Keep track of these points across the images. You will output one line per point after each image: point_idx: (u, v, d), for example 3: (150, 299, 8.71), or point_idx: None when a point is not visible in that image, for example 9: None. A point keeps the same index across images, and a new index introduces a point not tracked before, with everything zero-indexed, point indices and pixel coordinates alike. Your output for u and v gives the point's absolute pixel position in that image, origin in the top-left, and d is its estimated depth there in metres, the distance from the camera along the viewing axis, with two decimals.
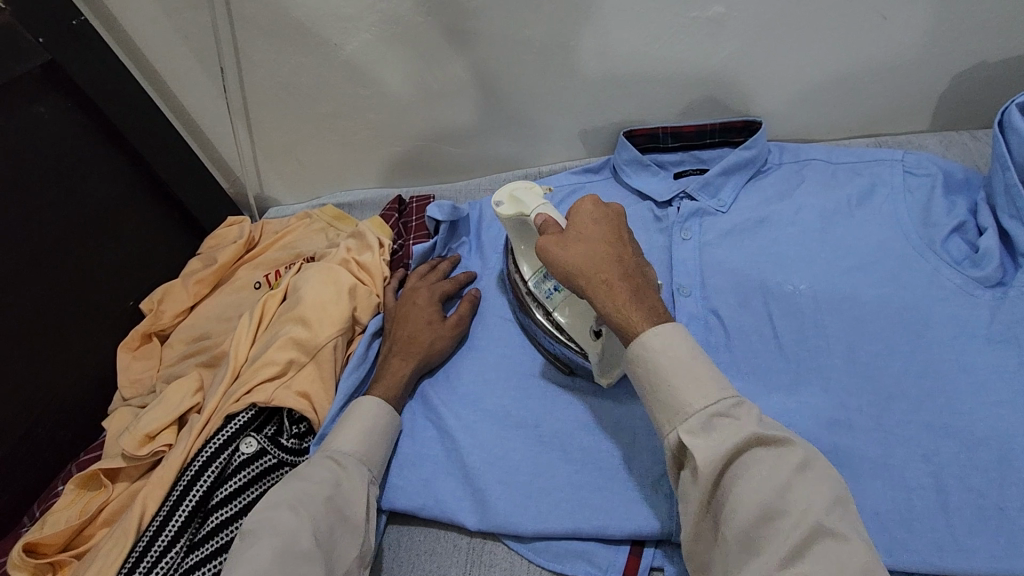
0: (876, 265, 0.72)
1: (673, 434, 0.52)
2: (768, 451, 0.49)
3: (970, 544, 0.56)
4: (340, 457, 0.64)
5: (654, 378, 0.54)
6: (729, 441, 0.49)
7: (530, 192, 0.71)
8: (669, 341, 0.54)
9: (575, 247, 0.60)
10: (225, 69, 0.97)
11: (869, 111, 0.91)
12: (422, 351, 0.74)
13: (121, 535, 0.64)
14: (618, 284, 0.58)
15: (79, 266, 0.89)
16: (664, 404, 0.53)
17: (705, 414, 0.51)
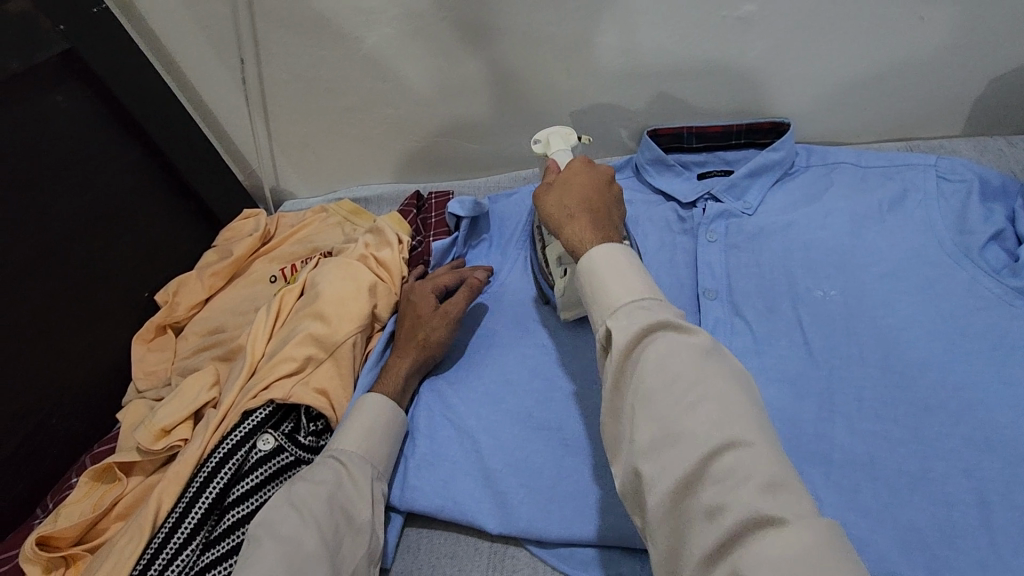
0: (908, 272, 0.69)
1: (603, 326, 0.50)
2: (675, 333, 0.46)
3: (1016, 565, 0.49)
4: (342, 456, 0.63)
5: (590, 280, 0.53)
6: (643, 323, 0.47)
7: (562, 139, 0.77)
8: (612, 255, 0.53)
9: (552, 193, 0.65)
10: (244, 61, 0.95)
11: (906, 113, 0.87)
12: (418, 346, 0.72)
13: (137, 531, 0.63)
14: (579, 217, 0.61)
15: (95, 256, 0.89)
16: (596, 298, 0.52)
17: (632, 303, 0.49)
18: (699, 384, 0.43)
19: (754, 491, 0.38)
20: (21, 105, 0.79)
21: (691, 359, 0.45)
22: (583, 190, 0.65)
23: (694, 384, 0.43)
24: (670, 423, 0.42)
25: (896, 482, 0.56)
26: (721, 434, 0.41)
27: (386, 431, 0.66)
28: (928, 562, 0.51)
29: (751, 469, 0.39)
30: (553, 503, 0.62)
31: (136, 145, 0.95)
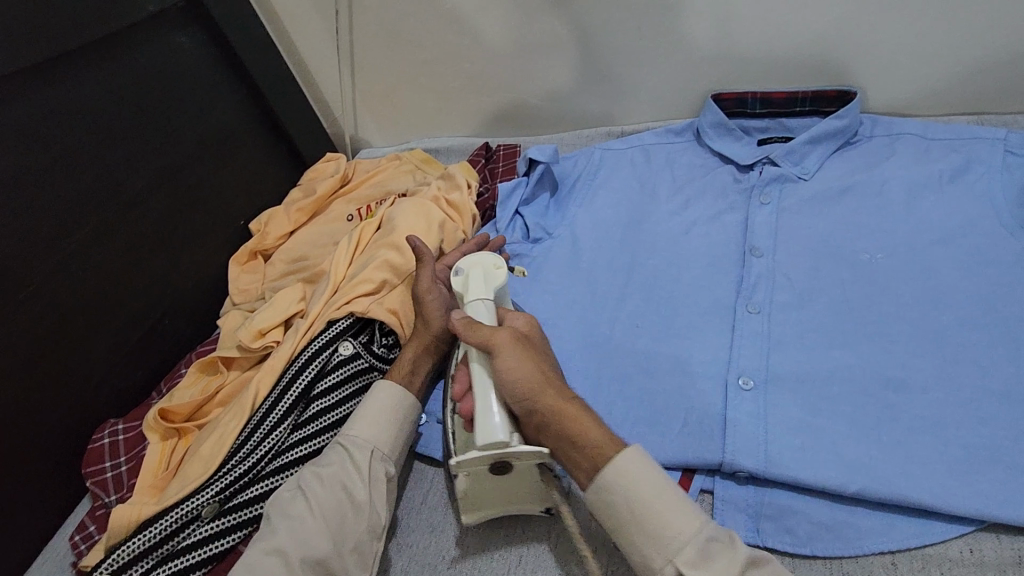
0: (957, 240, 0.70)
1: (672, 565, 0.50)
2: (722, 560, 0.49)
3: (1015, 496, 0.53)
4: (348, 440, 0.64)
5: (630, 502, 0.53)
6: (727, 573, 0.48)
7: (488, 280, 0.67)
8: (640, 463, 0.54)
9: (512, 361, 0.58)
10: (340, 13, 1.05)
11: (983, 88, 0.85)
12: (425, 334, 0.73)
13: (239, 410, 0.74)
14: (569, 403, 0.58)
15: (209, 181, 1.02)
16: (653, 536, 0.52)
17: (701, 542, 0.50)
18: None
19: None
20: (155, 42, 0.93)
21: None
22: (540, 351, 0.63)
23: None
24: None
25: (910, 424, 0.58)
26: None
27: (394, 418, 0.66)
28: (937, 491, 0.54)
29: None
30: None
31: (243, 86, 1.07)
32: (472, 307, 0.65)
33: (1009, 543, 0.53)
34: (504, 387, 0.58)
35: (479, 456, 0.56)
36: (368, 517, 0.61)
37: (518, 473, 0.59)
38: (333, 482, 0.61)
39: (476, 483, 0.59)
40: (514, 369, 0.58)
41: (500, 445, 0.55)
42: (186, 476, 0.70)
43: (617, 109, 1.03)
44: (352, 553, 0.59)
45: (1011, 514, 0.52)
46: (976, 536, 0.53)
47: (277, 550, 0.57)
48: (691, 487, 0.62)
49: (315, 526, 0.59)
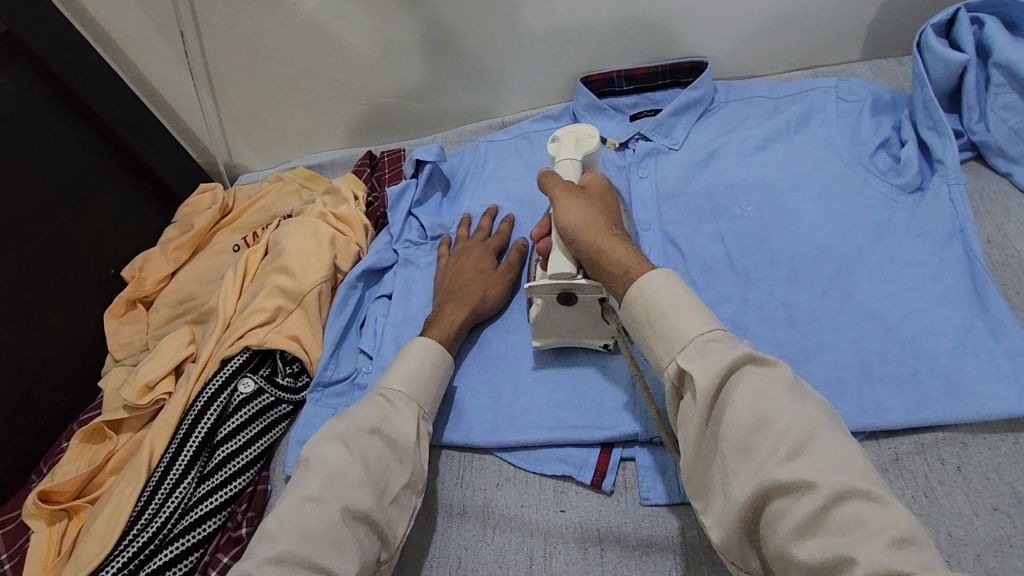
0: (811, 182, 0.76)
1: (672, 363, 0.51)
2: (758, 370, 0.47)
3: (889, 403, 0.59)
4: (390, 394, 0.62)
5: (646, 310, 0.53)
6: (720, 363, 0.47)
7: (582, 145, 0.69)
8: (664, 278, 0.53)
9: (569, 207, 0.61)
10: (185, 35, 0.97)
11: (811, 44, 0.94)
12: (477, 297, 0.72)
13: (134, 474, 0.68)
14: (611, 238, 0.58)
15: (59, 235, 0.92)
16: (664, 338, 0.52)
17: (699, 340, 0.49)
18: (799, 424, 0.44)
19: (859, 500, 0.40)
20: None
21: (776, 395, 0.46)
22: (609, 213, 0.62)
23: (790, 422, 0.44)
24: (768, 467, 0.43)
25: (793, 355, 0.64)
26: (836, 479, 0.41)
27: (433, 377, 0.65)
28: None
29: (868, 517, 0.40)
30: (510, 416, 0.68)
31: (86, 125, 0.96)
32: (561, 165, 0.68)
33: (886, 444, 0.58)
34: (561, 228, 0.60)
35: (548, 285, 0.61)
36: (411, 464, 0.59)
37: (581, 305, 0.63)
38: (376, 434, 0.59)
39: (547, 311, 0.65)
40: (564, 212, 0.60)
41: (567, 276, 0.60)
42: (81, 558, 0.64)
43: (494, 99, 1.03)
44: (392, 504, 0.57)
45: (884, 420, 0.58)
46: (861, 445, 0.59)
47: (312, 499, 0.55)
48: (610, 461, 0.63)
49: (356, 477, 0.56)
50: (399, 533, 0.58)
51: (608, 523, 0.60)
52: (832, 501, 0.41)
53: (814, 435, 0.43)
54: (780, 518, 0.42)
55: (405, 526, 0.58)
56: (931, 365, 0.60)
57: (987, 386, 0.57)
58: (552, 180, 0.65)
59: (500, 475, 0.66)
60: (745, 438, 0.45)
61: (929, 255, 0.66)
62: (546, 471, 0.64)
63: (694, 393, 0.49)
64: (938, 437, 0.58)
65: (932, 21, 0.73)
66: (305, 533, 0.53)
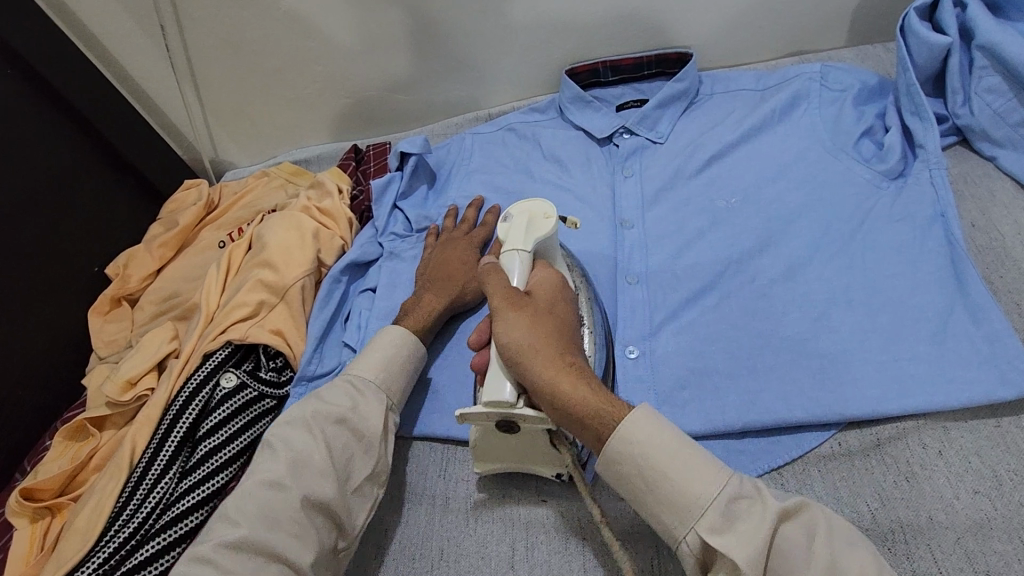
0: (796, 171, 0.75)
1: (695, 533, 0.46)
2: (794, 525, 0.45)
3: (870, 391, 0.58)
4: (359, 382, 0.63)
5: (639, 462, 0.49)
6: (759, 528, 0.44)
7: (532, 233, 0.63)
8: (645, 421, 0.49)
9: (517, 330, 0.54)
10: (166, 28, 0.97)
11: (796, 31, 0.93)
12: (457, 289, 0.72)
13: (116, 470, 0.68)
14: (567, 372, 0.52)
15: (41, 233, 0.91)
16: (671, 502, 0.47)
17: (723, 502, 0.46)
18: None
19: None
20: None
21: (829, 553, 0.43)
22: (566, 329, 0.57)
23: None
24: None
25: (776, 345, 0.63)
26: None
27: (403, 366, 0.65)
28: (804, 403, 0.59)
29: None
30: None
31: (68, 123, 0.95)
32: (508, 258, 0.62)
33: (867, 431, 0.58)
34: (507, 357, 0.54)
35: (483, 413, 0.55)
36: (375, 456, 0.60)
37: (524, 434, 0.58)
38: (343, 425, 0.60)
39: (487, 437, 0.59)
40: (510, 338, 0.54)
41: (507, 406, 0.54)
42: (62, 555, 0.64)
43: (479, 92, 1.02)
44: (354, 493, 0.58)
45: (865, 408, 0.57)
46: (843, 433, 0.59)
47: (276, 484, 0.55)
48: (590, 455, 0.62)
49: (320, 465, 0.57)
50: (358, 523, 0.58)
51: (588, 515, 0.59)
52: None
53: None
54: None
55: (365, 517, 0.59)
56: (913, 352, 0.59)
57: (968, 372, 0.57)
58: (494, 290, 0.59)
59: (482, 469, 0.65)
60: None
61: (911, 242, 0.65)
62: (527, 463, 0.64)
63: (733, 575, 0.44)
64: (920, 423, 0.57)
65: (915, 4, 0.73)
66: (264, 517, 0.54)
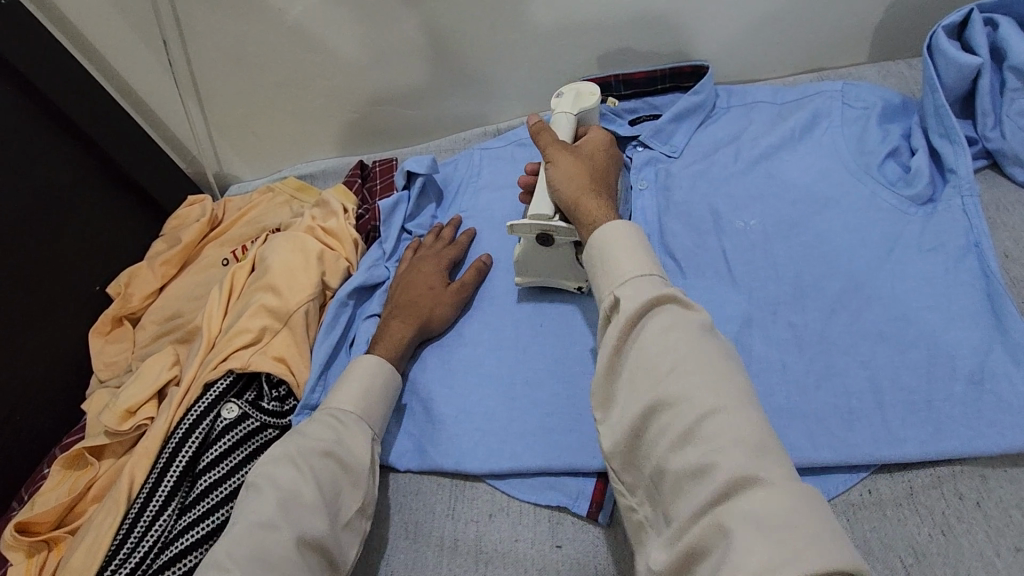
0: (818, 193, 0.72)
1: (611, 296, 0.49)
2: (669, 310, 0.47)
3: (902, 434, 0.55)
4: (341, 414, 0.61)
5: (597, 250, 0.53)
6: (643, 298, 0.47)
7: (582, 99, 0.72)
8: (623, 230, 0.52)
9: (560, 162, 0.62)
10: (168, 43, 0.95)
11: (817, 45, 0.90)
12: (425, 314, 0.72)
13: (113, 505, 0.66)
14: (590, 195, 0.59)
15: (40, 252, 0.89)
16: (606, 268, 0.52)
17: (637, 278, 0.49)
18: (705, 375, 0.43)
19: (737, 453, 0.39)
20: None
21: (686, 345, 0.45)
22: (601, 176, 0.63)
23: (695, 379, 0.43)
24: (661, 394, 0.43)
25: (802, 379, 0.61)
26: (729, 439, 0.40)
27: (382, 392, 0.64)
28: (831, 443, 0.56)
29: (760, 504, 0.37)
30: (503, 443, 0.65)
31: (69, 139, 0.94)
32: (557, 118, 0.71)
33: (900, 477, 0.55)
34: (551, 177, 0.62)
35: (528, 224, 0.64)
36: (363, 488, 0.59)
37: (557, 248, 0.66)
38: (330, 457, 0.57)
39: (528, 250, 0.68)
40: (556, 166, 0.62)
41: (546, 218, 0.63)
42: None
43: (488, 106, 1.00)
44: (345, 528, 0.56)
45: (897, 452, 0.55)
46: (873, 478, 0.56)
47: (267, 524, 0.52)
48: (607, 490, 0.60)
49: (310, 500, 0.54)
50: (350, 557, 0.56)
51: (604, 560, 0.57)
52: (725, 483, 0.39)
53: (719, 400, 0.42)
54: (658, 435, 0.43)
55: (356, 552, 0.56)
56: (946, 392, 0.56)
57: (1008, 417, 0.54)
58: (546, 128, 0.66)
59: (493, 506, 0.63)
60: (652, 370, 0.45)
61: (942, 273, 0.63)
62: (540, 500, 0.61)
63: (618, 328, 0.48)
64: (955, 469, 0.55)
65: (944, 22, 0.70)
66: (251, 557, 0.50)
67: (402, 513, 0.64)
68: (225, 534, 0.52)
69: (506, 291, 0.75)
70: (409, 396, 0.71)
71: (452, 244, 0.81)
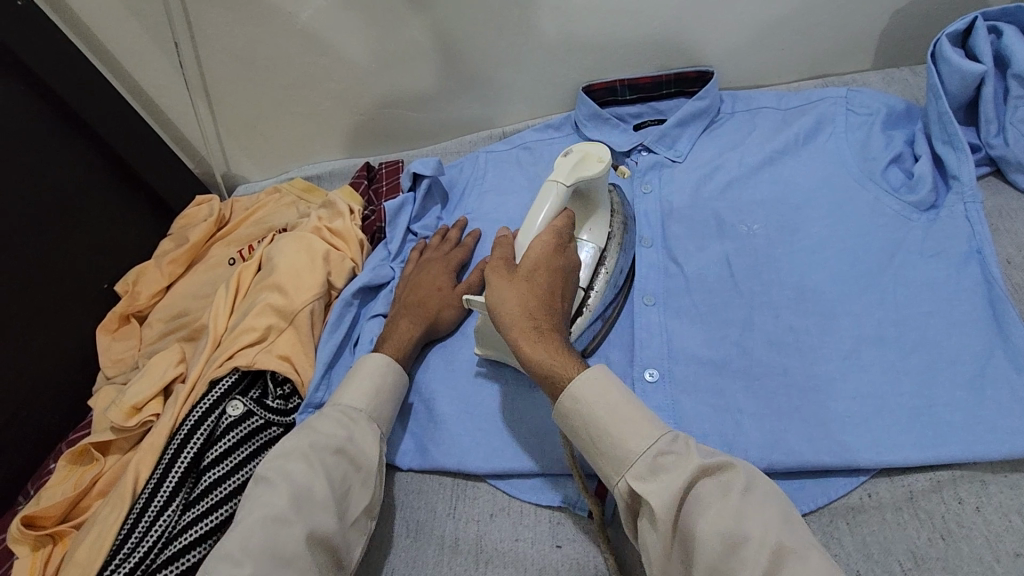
0: (822, 199, 0.73)
1: (625, 482, 0.50)
2: (713, 481, 0.47)
3: (902, 439, 0.56)
4: (352, 412, 0.62)
5: (588, 412, 0.52)
6: (674, 483, 0.47)
7: (583, 167, 0.65)
8: (598, 383, 0.53)
9: (502, 293, 0.58)
10: (179, 44, 0.96)
11: (821, 52, 0.91)
12: (432, 314, 0.72)
13: (118, 499, 0.66)
14: (538, 342, 0.55)
15: (50, 249, 0.90)
16: (609, 454, 0.51)
17: (649, 456, 0.49)
18: (767, 532, 0.44)
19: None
20: None
21: (736, 510, 0.45)
22: (555, 296, 0.59)
23: (753, 536, 0.44)
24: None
25: (804, 384, 0.61)
26: None
27: (392, 390, 0.65)
28: (831, 448, 0.56)
29: None
30: (506, 444, 0.65)
31: (80, 137, 0.95)
32: (546, 187, 0.65)
33: (900, 481, 0.55)
34: (496, 316, 0.58)
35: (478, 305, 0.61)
36: (372, 487, 0.59)
37: None
38: (341, 454, 0.58)
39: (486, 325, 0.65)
40: (498, 301, 0.57)
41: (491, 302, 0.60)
42: None
43: (494, 111, 1.01)
44: (352, 525, 0.57)
45: (899, 456, 0.55)
46: (873, 481, 0.56)
47: (279, 519, 0.53)
48: (608, 492, 0.60)
49: (316, 498, 0.54)
50: (356, 558, 0.57)
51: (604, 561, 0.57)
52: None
53: (782, 546, 0.43)
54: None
55: (361, 549, 0.57)
56: (947, 397, 0.57)
57: (1008, 422, 0.54)
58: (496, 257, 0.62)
59: (495, 506, 0.63)
60: (718, 560, 0.44)
61: (944, 279, 0.63)
62: (541, 500, 0.62)
63: (652, 519, 0.48)
64: (956, 474, 0.55)
65: (948, 30, 0.70)
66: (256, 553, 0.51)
67: (404, 509, 0.65)
68: (236, 528, 0.53)
69: None
70: (415, 394, 0.71)
71: (459, 246, 0.82)
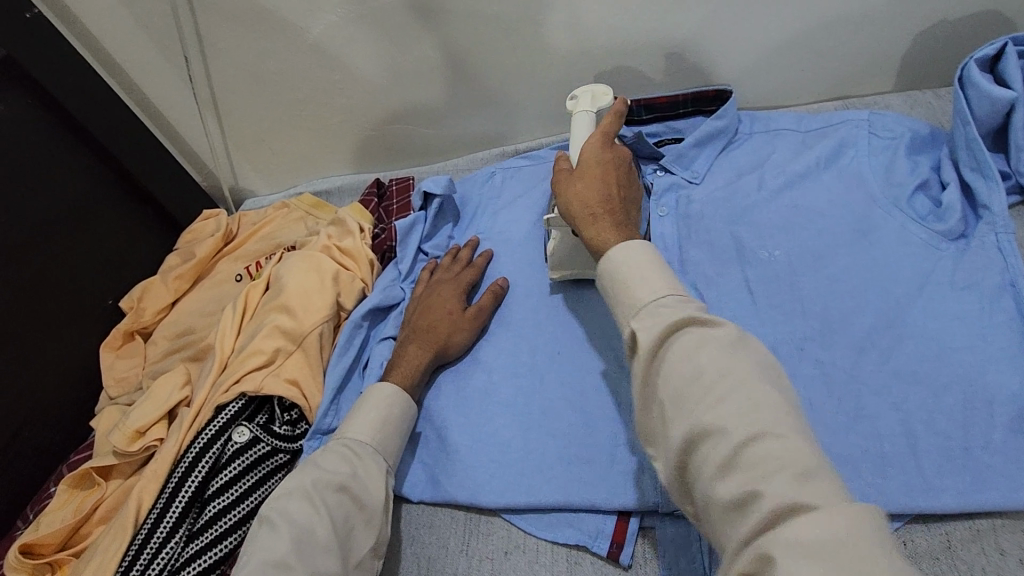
0: (846, 226, 0.71)
1: (627, 328, 0.49)
2: (701, 328, 0.45)
3: (938, 484, 0.54)
4: (356, 446, 0.60)
5: (611, 275, 0.52)
6: (666, 321, 0.46)
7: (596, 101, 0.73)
8: (634, 249, 0.52)
9: (572, 186, 0.62)
10: (189, 59, 0.95)
11: (842, 72, 0.89)
12: (441, 340, 0.70)
13: (119, 530, 0.64)
14: (601, 217, 0.58)
15: (55, 266, 0.89)
16: (620, 298, 0.51)
17: (653, 304, 0.48)
18: (732, 377, 0.42)
19: (782, 478, 0.38)
20: None
21: (719, 355, 0.43)
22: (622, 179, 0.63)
23: (728, 377, 0.42)
24: (703, 418, 0.42)
25: (831, 420, 0.59)
26: (749, 432, 0.40)
27: (397, 421, 0.63)
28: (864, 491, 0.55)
29: (787, 473, 0.38)
30: (521, 477, 0.63)
31: (87, 151, 0.94)
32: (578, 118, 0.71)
33: (937, 529, 0.54)
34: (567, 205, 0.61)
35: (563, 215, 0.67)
36: (377, 526, 0.57)
37: None
38: (345, 492, 0.56)
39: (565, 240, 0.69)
40: (568, 193, 0.62)
41: None
42: None
43: (507, 127, 1.00)
44: (356, 568, 0.54)
45: (934, 503, 0.53)
46: (907, 528, 0.54)
47: (280, 564, 0.51)
48: (627, 530, 0.58)
49: (325, 538, 0.53)
50: None
51: None
52: (773, 511, 0.37)
53: (743, 384, 0.42)
54: (702, 466, 0.41)
55: None
56: (982, 437, 0.55)
57: None
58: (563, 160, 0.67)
59: (509, 543, 0.61)
60: (682, 392, 0.43)
61: (976, 313, 0.61)
62: (557, 538, 0.60)
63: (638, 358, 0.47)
64: (996, 523, 0.53)
65: (975, 55, 0.69)
66: None
67: (414, 546, 0.63)
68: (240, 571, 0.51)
69: (524, 317, 0.74)
70: (423, 421, 0.70)
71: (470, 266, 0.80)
